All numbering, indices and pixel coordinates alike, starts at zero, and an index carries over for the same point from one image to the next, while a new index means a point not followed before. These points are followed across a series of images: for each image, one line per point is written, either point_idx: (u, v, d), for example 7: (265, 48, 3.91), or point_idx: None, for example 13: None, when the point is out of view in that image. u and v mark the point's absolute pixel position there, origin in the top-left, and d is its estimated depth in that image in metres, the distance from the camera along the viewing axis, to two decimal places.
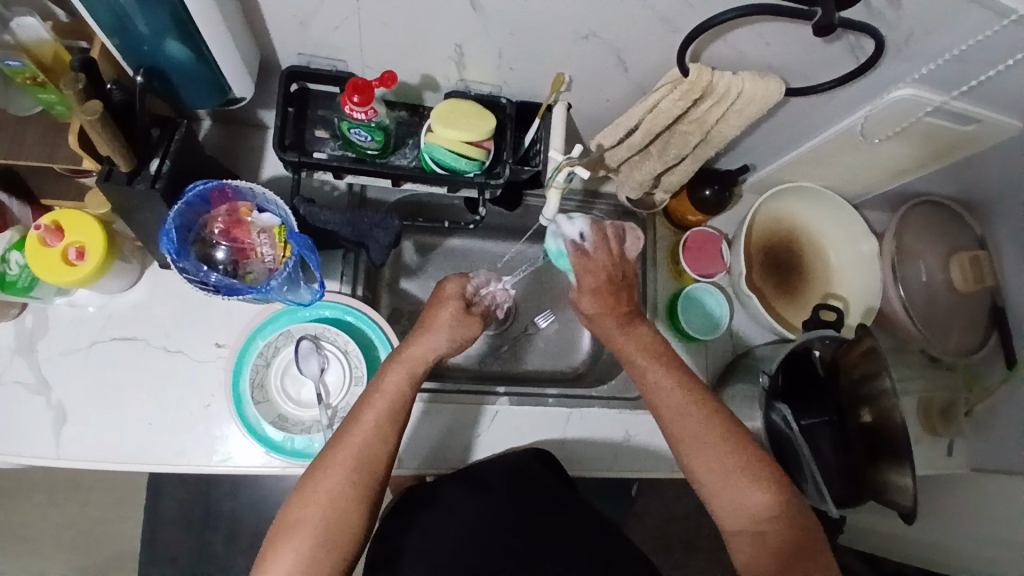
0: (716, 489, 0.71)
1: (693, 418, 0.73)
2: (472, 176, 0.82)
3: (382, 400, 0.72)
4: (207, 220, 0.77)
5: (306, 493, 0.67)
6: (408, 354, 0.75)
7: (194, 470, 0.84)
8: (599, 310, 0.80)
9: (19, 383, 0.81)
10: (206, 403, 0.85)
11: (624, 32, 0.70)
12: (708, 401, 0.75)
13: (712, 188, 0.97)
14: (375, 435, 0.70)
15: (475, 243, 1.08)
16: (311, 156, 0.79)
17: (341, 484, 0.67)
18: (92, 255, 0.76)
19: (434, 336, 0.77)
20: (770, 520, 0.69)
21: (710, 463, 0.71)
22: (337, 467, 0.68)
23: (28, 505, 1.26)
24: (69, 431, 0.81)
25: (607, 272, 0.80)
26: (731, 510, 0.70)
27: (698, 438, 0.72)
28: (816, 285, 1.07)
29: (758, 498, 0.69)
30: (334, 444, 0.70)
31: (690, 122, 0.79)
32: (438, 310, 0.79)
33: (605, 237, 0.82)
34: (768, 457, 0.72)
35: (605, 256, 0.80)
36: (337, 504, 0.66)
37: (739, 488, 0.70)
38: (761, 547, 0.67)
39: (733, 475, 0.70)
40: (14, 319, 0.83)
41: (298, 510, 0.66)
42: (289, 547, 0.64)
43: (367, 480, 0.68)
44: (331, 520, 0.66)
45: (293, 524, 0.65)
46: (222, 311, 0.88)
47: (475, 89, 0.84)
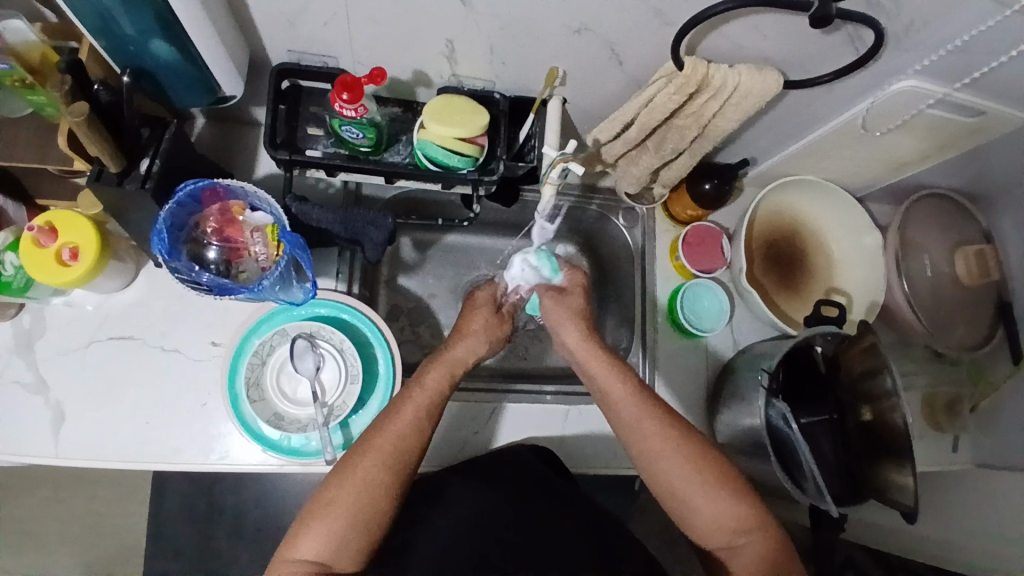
0: (687, 510, 0.72)
1: (655, 442, 0.74)
2: (465, 172, 0.81)
3: (422, 395, 0.72)
4: (200, 219, 0.77)
5: (340, 475, 0.67)
6: (447, 356, 0.77)
7: (192, 468, 0.84)
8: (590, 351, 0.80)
9: (17, 383, 0.82)
10: (203, 401, 0.86)
11: (617, 25, 0.69)
12: (667, 423, 0.75)
13: (711, 182, 0.96)
14: (413, 426, 0.71)
15: (474, 237, 1.09)
16: (303, 155, 0.78)
17: (377, 469, 0.67)
18: (86, 256, 0.76)
19: (472, 340, 0.79)
20: (746, 534, 0.70)
21: (683, 489, 0.72)
22: (373, 454, 0.68)
23: (34, 502, 1.27)
24: (68, 430, 0.82)
25: (579, 314, 0.82)
26: (706, 529, 0.71)
27: (667, 467, 0.73)
28: (820, 281, 1.06)
29: (729, 516, 0.71)
30: (371, 432, 0.70)
31: (686, 116, 0.77)
32: (481, 315, 0.82)
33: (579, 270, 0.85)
34: (730, 470, 0.73)
35: (568, 300, 0.83)
36: (371, 488, 0.67)
37: (709, 510, 0.71)
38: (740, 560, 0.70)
39: (701, 495, 0.71)
40: (12, 319, 0.83)
41: (331, 492, 0.66)
42: (321, 526, 0.65)
43: (400, 468, 0.68)
44: (365, 504, 0.66)
45: (326, 506, 0.66)
46: (218, 310, 0.88)
47: (468, 84, 0.82)
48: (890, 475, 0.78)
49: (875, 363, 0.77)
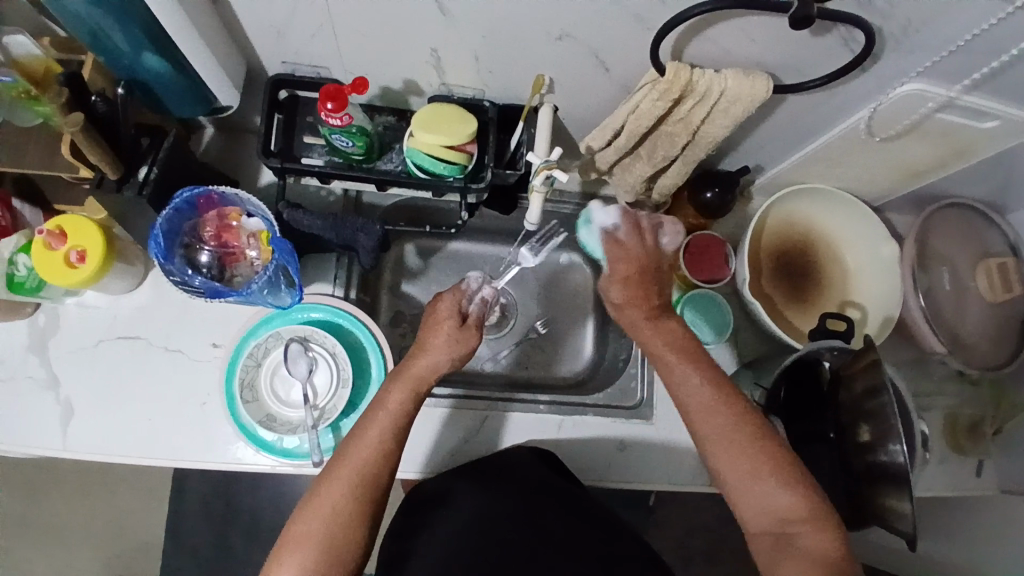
0: (742, 491, 0.68)
1: (715, 416, 0.69)
2: (452, 180, 0.82)
3: (386, 417, 0.72)
4: (199, 224, 0.80)
5: (308, 507, 0.68)
6: (410, 371, 0.75)
7: (189, 466, 0.87)
8: (628, 301, 0.75)
9: (31, 378, 0.86)
10: (203, 401, 0.88)
11: (598, 30, 0.68)
12: (741, 403, 0.70)
13: (713, 191, 0.93)
14: (378, 451, 0.71)
15: (476, 245, 1.10)
16: (297, 163, 0.81)
17: (343, 499, 0.68)
18: (93, 258, 0.79)
19: (433, 356, 0.76)
20: (798, 524, 0.65)
21: (738, 465, 0.68)
22: (340, 484, 0.69)
23: (61, 495, 1.33)
24: (75, 425, 0.86)
25: (639, 263, 0.74)
26: (755, 511, 0.67)
27: (733, 441, 0.68)
28: (831, 293, 1.02)
29: (786, 504, 0.66)
30: (337, 459, 0.71)
31: (674, 122, 0.75)
32: (435, 324, 0.78)
33: (642, 235, 0.76)
34: (794, 458, 0.68)
35: (639, 245, 0.75)
36: (337, 518, 0.67)
37: (765, 495, 0.66)
38: (786, 550, 0.64)
39: (760, 478, 0.67)
40: (28, 317, 0.88)
41: (300, 525, 0.68)
42: (294, 560, 0.66)
43: (367, 493, 0.69)
44: (334, 533, 0.67)
45: (297, 537, 0.67)
46: (219, 313, 0.91)
47: (458, 93, 0.83)
48: (887, 501, 0.73)
49: (875, 380, 0.73)
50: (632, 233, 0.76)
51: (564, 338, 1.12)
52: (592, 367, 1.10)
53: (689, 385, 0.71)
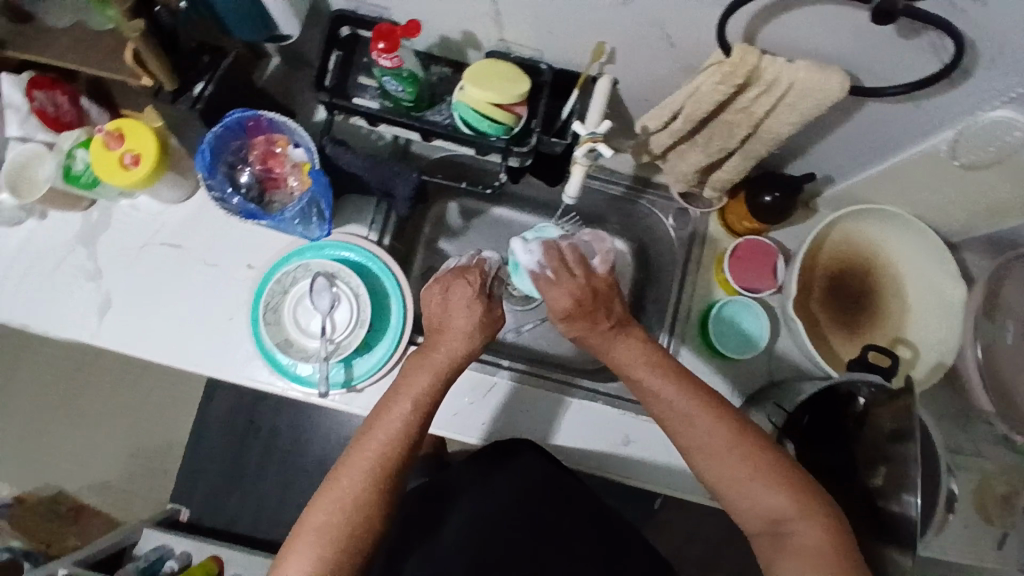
0: (731, 496, 0.66)
1: (685, 421, 0.67)
2: (494, 139, 0.80)
3: (406, 405, 0.71)
4: (246, 146, 0.82)
5: (325, 496, 0.67)
6: (431, 358, 0.73)
7: (207, 375, 0.91)
8: (578, 332, 0.73)
9: (78, 268, 0.92)
10: (229, 316, 0.92)
11: (661, 2, 0.64)
12: (716, 406, 0.67)
13: (774, 195, 0.87)
14: (398, 438, 0.70)
15: (519, 215, 1.09)
16: (348, 100, 0.81)
17: (362, 488, 0.67)
18: (146, 162, 0.83)
19: (455, 341, 0.74)
20: (791, 524, 0.63)
21: (722, 471, 0.66)
22: (358, 473, 0.67)
23: (104, 384, 1.44)
24: (110, 318, 0.91)
25: (574, 294, 0.72)
26: (750, 512, 0.65)
27: (710, 449, 0.66)
28: (883, 326, 0.95)
29: (774, 505, 0.64)
30: (354, 447, 0.70)
31: (735, 111, 0.71)
32: (458, 303, 0.75)
33: (563, 274, 0.73)
34: (777, 452, 0.66)
35: (569, 278, 0.73)
36: (355, 508, 0.66)
37: (754, 496, 0.65)
38: (783, 551, 0.63)
39: (743, 480, 0.65)
40: (83, 212, 0.93)
41: (317, 514, 0.66)
42: (311, 549, 0.64)
43: (384, 479, 0.68)
44: (353, 521, 0.66)
45: (313, 528, 0.66)
46: (256, 236, 0.94)
47: (516, 52, 0.80)
48: (888, 552, 0.68)
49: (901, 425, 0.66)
50: (580, 263, 0.74)
51: None
52: None
53: (662, 394, 0.69)
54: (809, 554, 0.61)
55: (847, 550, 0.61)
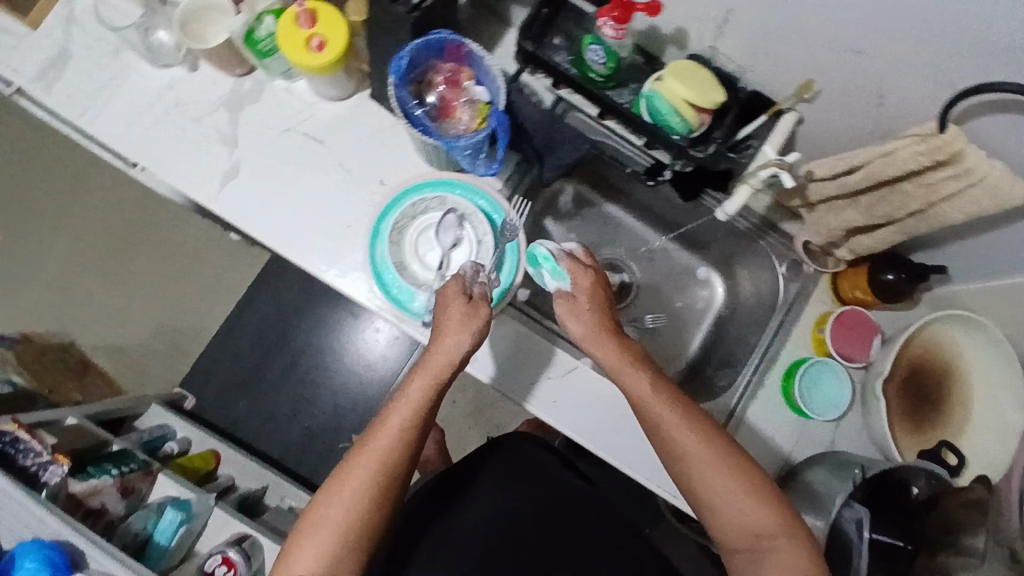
0: (716, 513, 0.72)
1: (676, 428, 0.74)
2: (676, 138, 0.80)
3: (405, 405, 0.74)
4: (433, 67, 0.82)
5: (329, 495, 0.71)
6: (431, 356, 0.77)
7: (309, 272, 0.92)
8: (587, 331, 0.81)
9: (214, 130, 0.92)
10: (348, 224, 0.92)
11: (896, 60, 0.67)
12: (700, 420, 0.74)
13: (897, 274, 0.91)
14: (396, 437, 0.73)
15: (629, 219, 1.14)
16: (545, 55, 0.82)
17: (365, 485, 0.71)
18: (330, 51, 0.82)
19: (459, 336, 0.77)
20: (775, 539, 0.69)
21: (709, 484, 0.72)
22: (359, 472, 0.71)
23: (157, 253, 1.43)
24: (232, 187, 0.91)
25: (591, 287, 0.83)
26: (731, 530, 0.71)
27: (699, 467, 0.72)
28: (948, 432, 0.97)
29: (758, 518, 0.70)
30: (356, 447, 0.74)
31: (918, 185, 0.73)
32: (451, 312, 0.78)
33: (581, 267, 0.84)
34: (759, 469, 0.72)
35: (581, 284, 0.83)
36: (358, 504, 0.70)
37: (737, 510, 0.70)
38: (764, 565, 0.69)
39: (736, 490, 0.70)
40: (236, 79, 0.93)
41: (321, 510, 0.70)
42: (314, 541, 0.69)
43: (386, 476, 0.72)
44: (355, 515, 0.70)
45: (316, 524, 0.70)
46: (396, 155, 0.94)
47: (719, 62, 0.82)
48: None
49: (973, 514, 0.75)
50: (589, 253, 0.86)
51: (663, 342, 1.12)
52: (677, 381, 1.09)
53: (653, 409, 0.75)
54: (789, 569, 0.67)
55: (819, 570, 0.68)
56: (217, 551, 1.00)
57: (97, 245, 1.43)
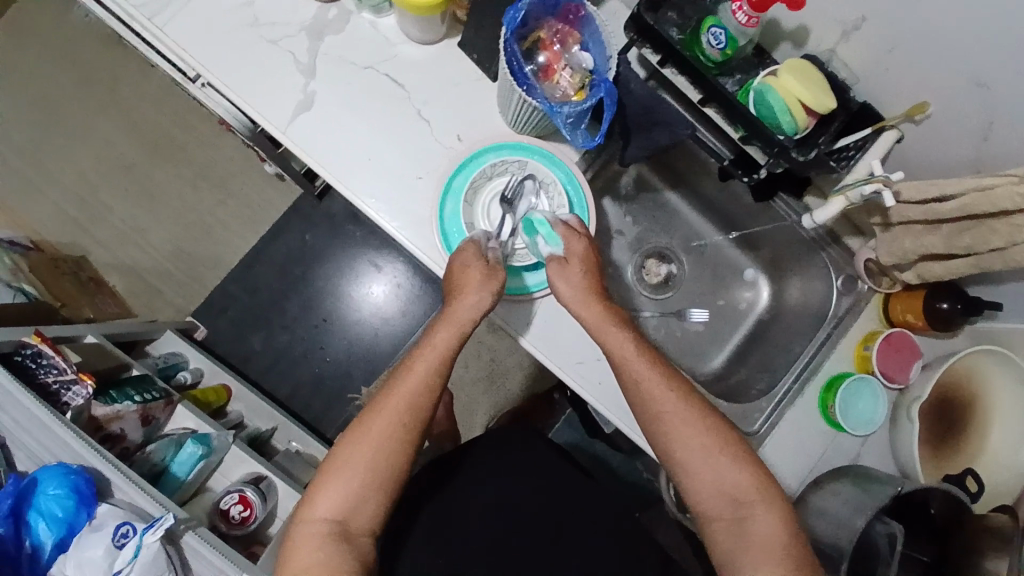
0: (697, 477, 0.79)
1: (657, 389, 0.80)
2: (781, 137, 0.79)
3: (430, 355, 0.80)
4: (542, 25, 0.79)
5: (353, 438, 0.78)
6: (454, 315, 0.81)
7: (371, 220, 0.86)
8: (581, 302, 0.82)
9: (292, 55, 0.86)
10: (417, 175, 0.88)
11: (1020, 102, 0.67)
12: (685, 389, 0.81)
13: (951, 304, 0.93)
14: (420, 385, 0.79)
15: (688, 210, 1.13)
16: (661, 30, 0.79)
17: (387, 428, 0.78)
18: None
19: (473, 296, 0.80)
20: (753, 505, 0.77)
21: (692, 447, 0.79)
22: (386, 417, 0.78)
23: (188, 177, 1.39)
24: (304, 119, 0.86)
25: (585, 260, 0.83)
26: (711, 492, 0.78)
27: (681, 434, 0.79)
28: (965, 460, 1.00)
29: (737, 482, 0.77)
30: (380, 395, 0.80)
31: (1005, 226, 0.74)
32: (470, 274, 0.81)
33: (576, 233, 0.84)
34: (739, 437, 0.80)
35: (575, 254, 0.83)
36: (383, 445, 0.77)
37: (719, 472, 0.78)
38: (744, 528, 0.76)
39: (713, 459, 0.78)
40: (321, 6, 0.87)
41: (346, 453, 0.77)
42: (338, 480, 0.76)
43: (411, 425, 0.78)
44: (379, 455, 0.77)
45: (340, 464, 0.77)
46: (477, 110, 0.89)
47: (833, 67, 0.81)
48: None
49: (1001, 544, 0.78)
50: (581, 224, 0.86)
51: (701, 338, 1.13)
52: (711, 377, 1.11)
53: (635, 375, 0.80)
54: (764, 533, 0.75)
55: (796, 539, 0.75)
56: (233, 489, 0.98)
57: (128, 160, 1.39)
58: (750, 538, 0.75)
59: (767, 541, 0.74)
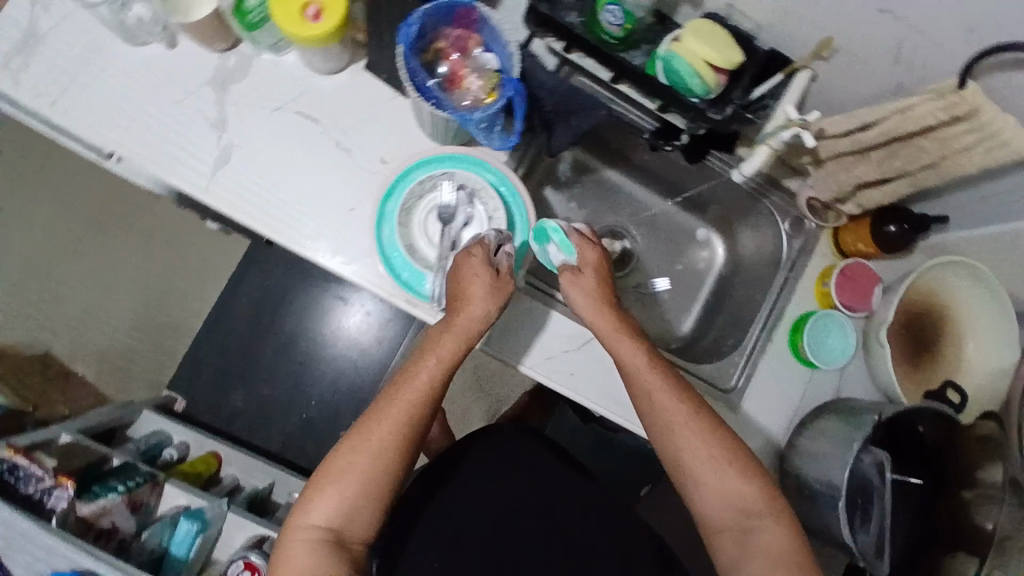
0: (702, 485, 0.77)
1: (666, 399, 0.79)
2: (696, 101, 0.80)
3: (435, 364, 0.77)
4: (441, 35, 0.78)
5: (353, 443, 0.74)
6: (460, 322, 0.79)
7: (313, 260, 0.86)
8: (591, 311, 0.84)
9: (200, 112, 0.85)
10: (350, 207, 0.87)
11: (923, 17, 0.68)
12: (696, 401, 0.80)
13: (900, 226, 0.95)
14: (422, 394, 0.77)
15: (630, 184, 1.13)
16: (559, 16, 0.78)
17: (388, 436, 0.74)
18: (329, 18, 0.76)
19: (475, 304, 0.79)
20: (759, 518, 0.75)
21: (699, 455, 0.77)
22: (386, 424, 0.75)
23: (135, 248, 1.37)
24: (225, 174, 0.84)
25: (593, 267, 0.86)
26: (714, 504, 0.77)
27: (694, 447, 0.78)
28: (943, 371, 1.02)
29: (745, 497, 0.76)
30: (382, 400, 0.77)
31: (933, 139, 0.75)
32: (476, 283, 0.79)
33: (588, 242, 0.86)
34: (747, 453, 0.78)
35: (585, 265, 0.86)
36: (381, 454, 0.74)
37: (723, 486, 0.76)
38: (749, 542, 0.74)
39: (721, 471, 0.77)
40: (220, 55, 0.86)
41: (345, 459, 0.74)
42: (335, 489, 0.73)
43: (410, 433, 0.75)
44: (376, 465, 0.74)
45: (338, 471, 0.73)
46: (396, 130, 0.89)
47: (737, 21, 0.82)
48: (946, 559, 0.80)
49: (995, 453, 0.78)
50: (591, 234, 0.88)
51: (668, 305, 1.14)
52: (684, 342, 1.11)
53: (646, 383, 0.80)
54: (770, 546, 0.74)
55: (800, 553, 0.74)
56: (238, 557, 0.98)
57: (72, 242, 1.36)
58: (754, 551, 0.74)
59: (773, 556, 0.73)
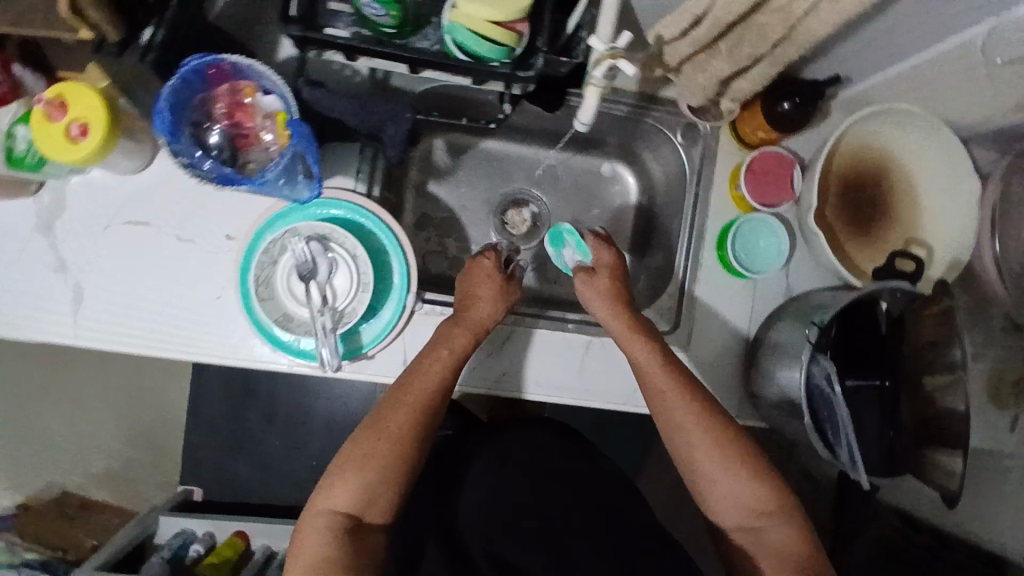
0: (712, 485, 0.72)
1: (678, 405, 0.75)
2: (497, 65, 0.72)
3: (447, 355, 0.80)
4: (209, 99, 0.71)
5: (372, 428, 0.75)
6: (472, 317, 0.84)
7: (207, 360, 0.85)
8: (603, 310, 0.83)
9: (37, 260, 0.82)
10: (218, 294, 0.84)
11: None
12: (704, 399, 0.75)
13: (793, 101, 0.84)
14: (438, 382, 0.79)
15: (512, 147, 1.05)
16: (319, 32, 0.70)
17: (406, 425, 0.75)
18: (95, 132, 0.70)
19: (487, 302, 0.86)
20: (769, 519, 0.70)
21: (709, 457, 0.72)
22: (405, 409, 0.76)
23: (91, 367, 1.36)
24: (87, 312, 0.82)
25: (608, 269, 0.86)
26: (725, 506, 0.72)
27: (703, 447, 0.72)
28: (901, 230, 0.92)
29: (757, 496, 0.70)
30: (399, 390, 0.78)
31: (771, 12, 0.64)
32: (481, 283, 0.87)
33: (603, 244, 0.88)
34: (755, 453, 0.73)
35: (598, 268, 0.86)
36: (399, 441, 0.74)
37: (735, 489, 0.71)
38: (763, 546, 0.69)
39: (734, 472, 0.71)
40: (34, 197, 0.82)
41: (365, 443, 0.73)
42: (354, 476, 0.71)
43: (426, 420, 0.77)
44: (394, 455, 0.73)
45: (358, 457, 0.72)
46: (234, 201, 0.85)
47: None
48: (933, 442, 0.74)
49: (946, 331, 0.71)
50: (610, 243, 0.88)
51: None
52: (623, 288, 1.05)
53: (655, 384, 0.77)
54: (784, 547, 0.68)
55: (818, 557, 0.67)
56: None
57: None
58: (767, 553, 0.68)
59: (789, 558, 0.67)
